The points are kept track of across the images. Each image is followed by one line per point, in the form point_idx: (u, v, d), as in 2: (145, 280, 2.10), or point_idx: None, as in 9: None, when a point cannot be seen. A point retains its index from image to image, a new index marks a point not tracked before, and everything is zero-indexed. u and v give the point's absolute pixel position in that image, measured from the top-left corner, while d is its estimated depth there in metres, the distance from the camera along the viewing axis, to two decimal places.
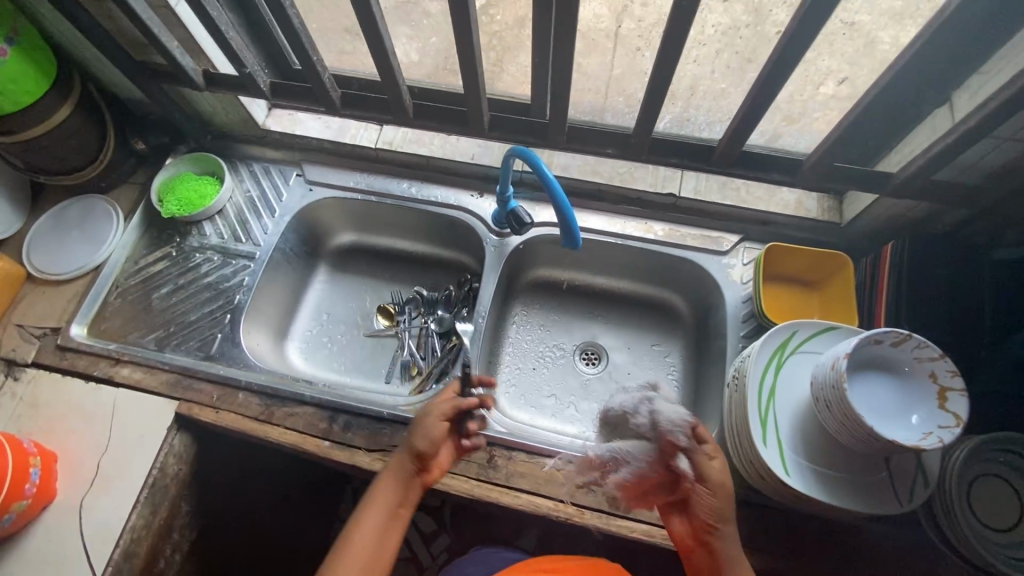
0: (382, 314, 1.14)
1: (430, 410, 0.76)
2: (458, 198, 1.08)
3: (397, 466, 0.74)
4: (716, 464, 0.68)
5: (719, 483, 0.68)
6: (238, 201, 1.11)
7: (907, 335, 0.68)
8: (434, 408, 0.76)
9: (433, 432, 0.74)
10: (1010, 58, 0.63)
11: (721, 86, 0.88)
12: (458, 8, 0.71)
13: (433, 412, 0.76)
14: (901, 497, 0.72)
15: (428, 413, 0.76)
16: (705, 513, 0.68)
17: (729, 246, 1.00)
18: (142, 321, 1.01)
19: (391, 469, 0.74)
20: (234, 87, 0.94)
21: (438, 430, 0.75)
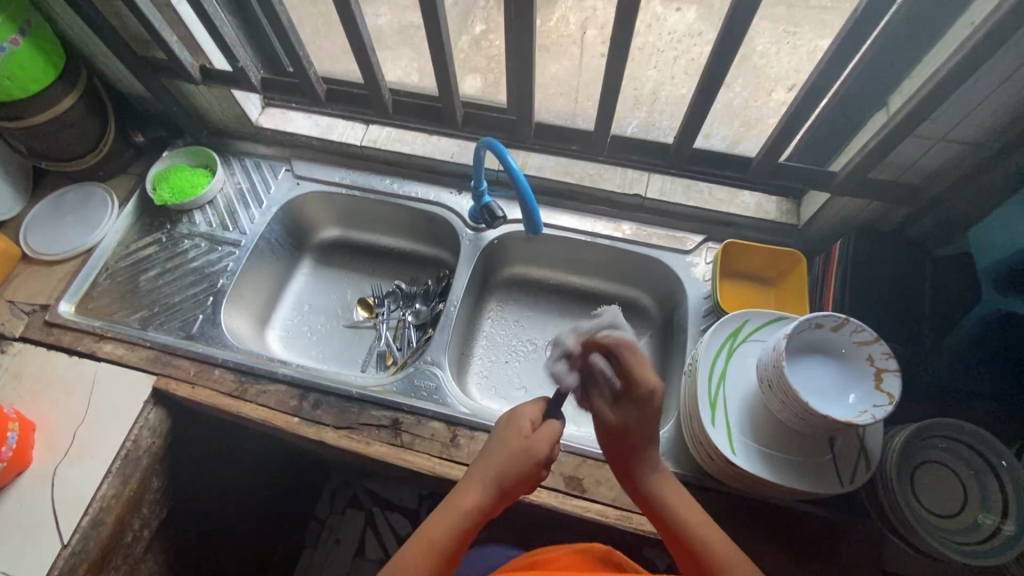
0: (362, 306, 1.18)
1: (519, 439, 0.67)
2: (437, 195, 1.14)
3: (476, 488, 0.66)
4: (645, 375, 0.63)
5: (648, 394, 0.63)
6: (229, 193, 1.16)
7: (846, 320, 0.70)
8: (525, 437, 0.67)
9: (523, 465, 0.66)
10: (930, 61, 0.68)
11: (682, 91, 1.01)
12: (429, 7, 0.78)
13: (523, 439, 0.67)
14: (844, 479, 0.74)
15: (522, 440, 0.67)
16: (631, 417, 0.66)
17: (692, 246, 1.04)
18: (127, 302, 1.05)
19: (467, 487, 0.66)
20: (227, 82, 1.01)
21: (531, 466, 0.66)
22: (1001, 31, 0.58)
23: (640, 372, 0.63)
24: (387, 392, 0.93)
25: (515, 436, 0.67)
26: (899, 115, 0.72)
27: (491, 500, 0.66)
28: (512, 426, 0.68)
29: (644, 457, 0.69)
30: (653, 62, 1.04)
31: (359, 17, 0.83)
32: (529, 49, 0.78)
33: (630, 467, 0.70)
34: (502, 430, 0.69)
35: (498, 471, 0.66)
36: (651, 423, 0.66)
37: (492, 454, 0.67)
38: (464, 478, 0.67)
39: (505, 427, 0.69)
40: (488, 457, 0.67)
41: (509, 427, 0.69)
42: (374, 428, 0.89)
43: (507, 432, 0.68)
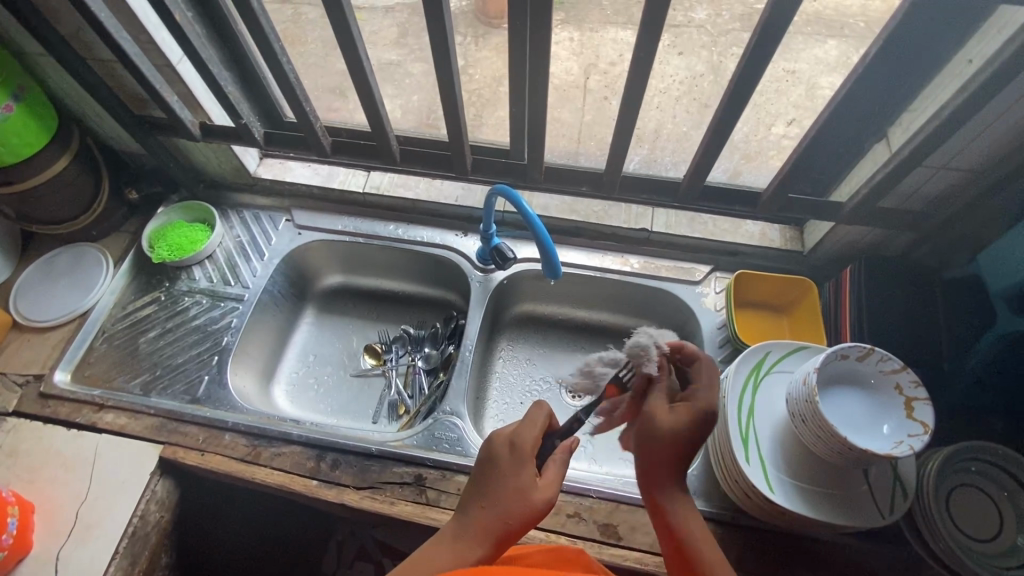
0: (369, 354, 1.15)
1: (523, 480, 0.61)
2: (443, 237, 1.13)
3: (479, 538, 0.58)
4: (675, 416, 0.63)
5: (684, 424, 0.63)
6: (228, 246, 1.14)
7: (871, 350, 0.71)
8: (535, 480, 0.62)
9: (525, 513, 0.59)
10: (929, 97, 0.71)
11: (683, 128, 1.04)
12: (442, 60, 0.79)
13: (525, 484, 0.61)
14: (883, 509, 0.74)
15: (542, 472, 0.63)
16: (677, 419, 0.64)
17: (701, 276, 1.05)
18: (127, 366, 1.01)
19: (466, 538, 0.58)
20: (229, 137, 1.00)
21: (535, 514, 0.60)
22: (1003, 71, 0.61)
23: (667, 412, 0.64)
24: (407, 446, 0.90)
25: (514, 478, 0.61)
26: (904, 148, 0.74)
27: (494, 546, 0.59)
28: (509, 463, 0.62)
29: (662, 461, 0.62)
30: (653, 101, 1.07)
31: (369, 72, 0.84)
32: (542, 97, 0.79)
33: (652, 477, 0.63)
34: (500, 471, 0.62)
35: (501, 520, 0.59)
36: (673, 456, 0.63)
37: (493, 499, 0.60)
38: (466, 524, 0.59)
39: (504, 465, 0.62)
40: (489, 501, 0.60)
41: (512, 465, 0.62)
42: (397, 486, 0.87)
43: (508, 473, 0.61)
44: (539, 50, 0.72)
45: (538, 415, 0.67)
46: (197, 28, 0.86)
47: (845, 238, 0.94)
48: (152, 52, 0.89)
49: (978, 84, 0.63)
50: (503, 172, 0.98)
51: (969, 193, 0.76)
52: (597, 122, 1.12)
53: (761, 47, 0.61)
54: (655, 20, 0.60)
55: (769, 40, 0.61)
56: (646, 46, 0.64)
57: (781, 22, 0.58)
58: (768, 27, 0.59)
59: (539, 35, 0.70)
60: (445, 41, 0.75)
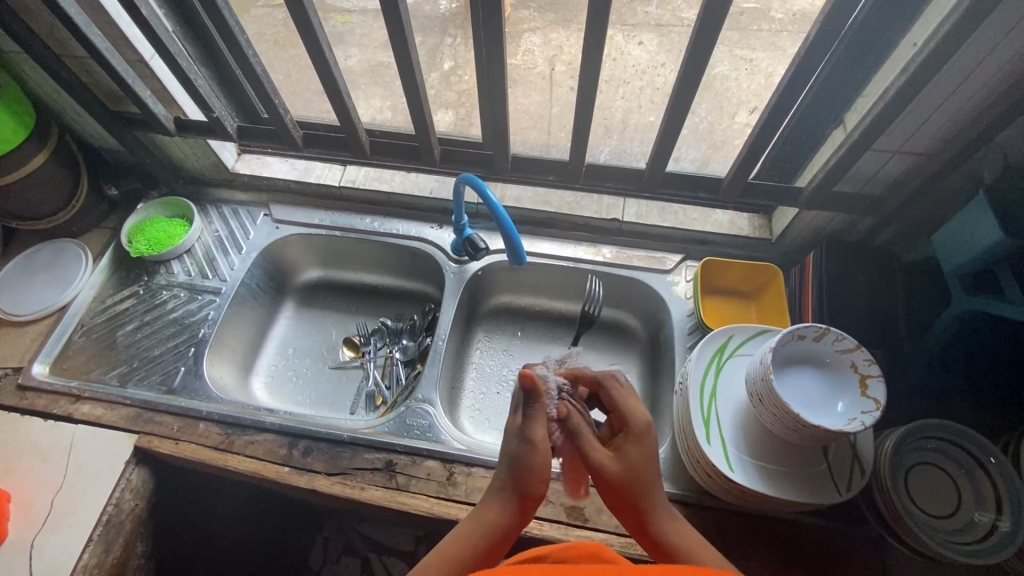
0: (347, 346, 1.16)
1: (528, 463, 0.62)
2: (418, 230, 1.14)
3: (485, 525, 0.60)
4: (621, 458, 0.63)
5: (644, 428, 0.65)
6: (207, 241, 1.15)
7: (826, 329, 0.72)
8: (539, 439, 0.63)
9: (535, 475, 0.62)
10: (879, 81, 0.73)
11: (649, 118, 1.06)
12: (402, 53, 0.80)
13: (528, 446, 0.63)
14: (841, 487, 0.75)
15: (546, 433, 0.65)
16: (628, 458, 0.63)
17: (672, 265, 1.07)
18: (105, 358, 1.02)
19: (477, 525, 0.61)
20: (204, 132, 1.02)
21: (541, 473, 0.62)
22: (940, 52, 0.62)
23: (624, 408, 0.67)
24: (379, 433, 0.91)
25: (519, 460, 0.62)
26: (856, 132, 0.76)
27: (506, 530, 0.61)
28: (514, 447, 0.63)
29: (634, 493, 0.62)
30: (622, 93, 1.08)
31: (333, 64, 0.85)
32: (502, 86, 0.80)
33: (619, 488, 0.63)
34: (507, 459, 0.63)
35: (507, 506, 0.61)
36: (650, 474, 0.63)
37: (498, 489, 0.63)
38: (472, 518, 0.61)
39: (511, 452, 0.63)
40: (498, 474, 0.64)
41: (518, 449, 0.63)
42: (368, 472, 0.88)
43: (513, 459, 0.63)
44: (495, 42, 0.74)
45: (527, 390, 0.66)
46: (166, 24, 0.87)
47: (809, 223, 0.95)
48: (124, 48, 0.90)
49: (918, 65, 0.64)
50: (472, 162, 1.00)
51: (923, 175, 0.77)
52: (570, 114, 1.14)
53: (705, 33, 0.63)
54: (601, 6, 0.62)
55: (711, 27, 0.62)
56: (595, 34, 0.65)
57: (720, 8, 0.60)
58: (709, 13, 0.61)
59: (493, 25, 0.71)
60: (403, 33, 0.77)
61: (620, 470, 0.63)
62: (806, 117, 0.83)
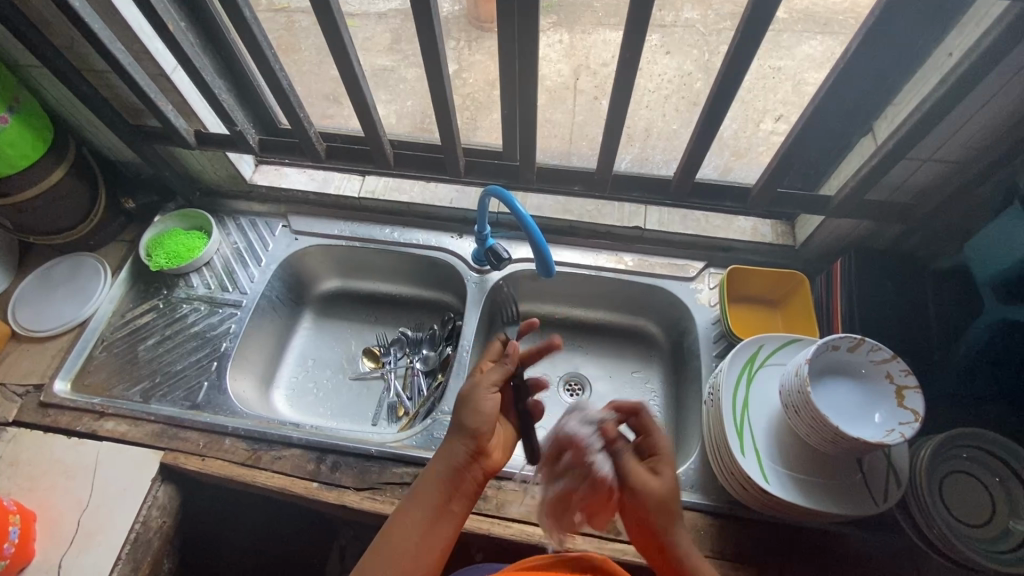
0: (368, 357, 1.15)
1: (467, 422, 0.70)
2: (438, 240, 1.14)
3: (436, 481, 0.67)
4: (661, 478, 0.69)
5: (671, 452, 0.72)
6: (226, 253, 1.14)
7: (861, 340, 0.72)
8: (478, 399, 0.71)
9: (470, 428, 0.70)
10: (913, 91, 0.72)
11: (673, 127, 1.06)
12: (432, 65, 0.80)
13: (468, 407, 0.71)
14: (878, 498, 0.75)
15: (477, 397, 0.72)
16: (665, 483, 0.69)
17: (695, 273, 1.06)
18: (127, 374, 1.02)
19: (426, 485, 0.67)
20: (224, 144, 1.01)
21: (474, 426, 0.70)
22: (982, 63, 0.62)
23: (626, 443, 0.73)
24: (406, 447, 0.91)
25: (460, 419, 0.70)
26: (890, 141, 0.75)
27: (455, 483, 0.68)
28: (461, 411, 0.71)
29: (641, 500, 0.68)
30: (643, 101, 1.08)
31: (361, 77, 0.85)
32: (533, 97, 0.80)
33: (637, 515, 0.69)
34: (455, 421, 0.72)
35: (452, 466, 0.68)
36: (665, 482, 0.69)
37: (447, 451, 0.69)
38: (424, 476, 0.69)
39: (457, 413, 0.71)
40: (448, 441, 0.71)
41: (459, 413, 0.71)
42: (397, 487, 0.87)
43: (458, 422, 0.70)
44: (528, 53, 0.73)
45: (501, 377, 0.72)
46: (191, 38, 0.87)
47: (835, 230, 0.95)
48: (146, 62, 0.90)
49: (958, 76, 0.64)
50: (495, 172, 0.99)
51: (956, 184, 0.77)
52: (590, 122, 1.14)
53: (744, 45, 0.63)
54: (641, 19, 0.62)
55: (751, 39, 0.62)
56: (632, 46, 0.65)
57: (762, 21, 0.60)
58: (750, 25, 0.61)
59: (528, 38, 0.71)
60: (435, 45, 0.77)
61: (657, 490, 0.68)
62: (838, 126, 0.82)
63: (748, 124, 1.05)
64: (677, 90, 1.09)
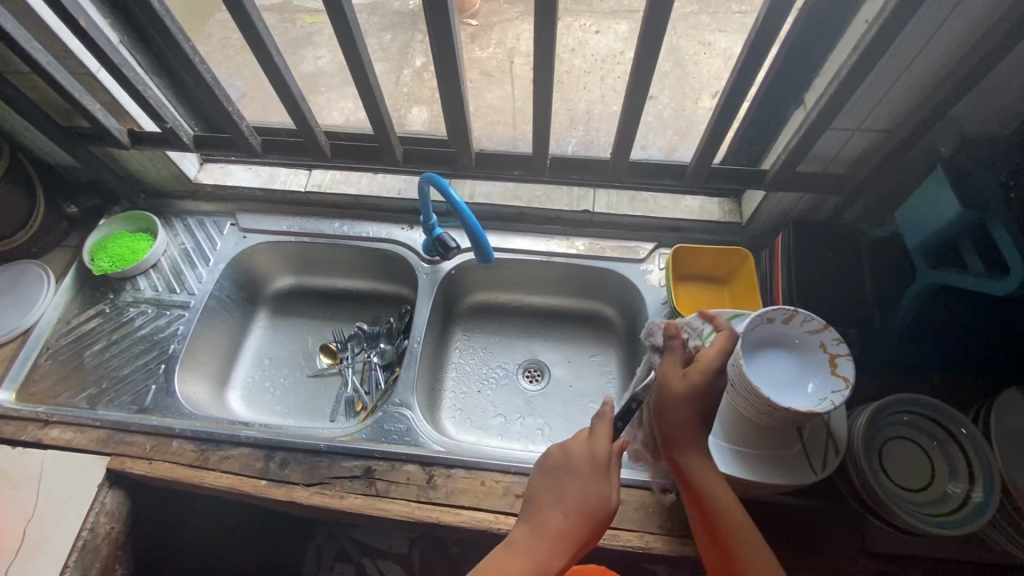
0: (325, 354, 1.14)
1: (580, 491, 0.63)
2: (388, 232, 1.13)
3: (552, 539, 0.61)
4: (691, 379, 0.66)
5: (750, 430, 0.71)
6: (173, 254, 1.13)
7: (794, 311, 0.73)
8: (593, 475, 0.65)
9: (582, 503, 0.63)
10: (833, 61, 0.73)
11: (613, 108, 1.05)
12: (350, 53, 0.79)
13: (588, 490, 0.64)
14: (816, 467, 0.76)
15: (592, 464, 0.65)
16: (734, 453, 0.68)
17: (645, 254, 1.06)
18: (72, 381, 1.00)
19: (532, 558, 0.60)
20: (158, 143, 0.99)
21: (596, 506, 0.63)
22: (888, 28, 0.62)
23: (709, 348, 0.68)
24: (355, 440, 0.91)
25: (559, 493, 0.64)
26: (814, 112, 0.75)
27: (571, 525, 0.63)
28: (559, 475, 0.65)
29: (682, 427, 0.65)
30: (583, 83, 1.08)
31: (284, 67, 0.84)
32: (456, 81, 0.79)
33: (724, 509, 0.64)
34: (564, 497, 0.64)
35: (583, 527, 0.62)
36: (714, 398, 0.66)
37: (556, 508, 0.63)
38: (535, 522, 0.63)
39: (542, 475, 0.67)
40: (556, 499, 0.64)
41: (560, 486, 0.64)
42: (347, 480, 0.87)
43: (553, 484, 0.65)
44: (444, 36, 0.72)
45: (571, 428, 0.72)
46: (114, 35, 0.86)
47: (776, 204, 0.96)
48: (68, 62, 0.88)
49: (870, 43, 0.64)
50: (435, 160, 0.98)
51: (883, 152, 0.77)
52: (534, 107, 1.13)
53: (654, 18, 0.62)
54: None
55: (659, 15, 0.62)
56: (544, 24, 0.64)
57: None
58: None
59: (439, 20, 0.70)
60: (350, 32, 0.76)
61: (684, 389, 0.65)
62: (768, 100, 0.82)
63: (690, 103, 1.05)
64: (619, 72, 1.09)
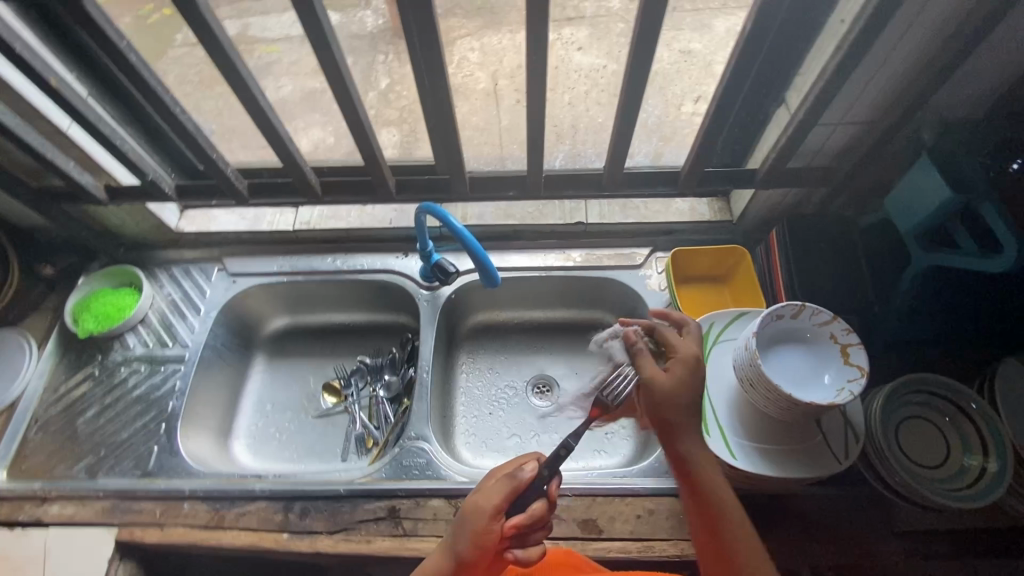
0: (329, 392, 1.10)
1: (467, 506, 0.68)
2: (384, 262, 1.11)
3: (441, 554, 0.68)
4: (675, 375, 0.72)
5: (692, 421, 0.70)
6: (161, 307, 1.09)
7: (802, 306, 0.74)
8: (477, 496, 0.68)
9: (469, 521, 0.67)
10: (813, 61, 0.75)
11: (599, 120, 1.07)
12: (337, 87, 0.78)
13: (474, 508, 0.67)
14: (839, 455, 0.77)
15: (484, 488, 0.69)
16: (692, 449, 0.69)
17: (643, 259, 1.07)
18: (68, 452, 0.95)
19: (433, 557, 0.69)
20: (138, 196, 0.96)
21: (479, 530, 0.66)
22: (870, 25, 0.64)
23: (668, 368, 0.72)
24: (375, 480, 0.89)
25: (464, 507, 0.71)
26: (800, 111, 0.77)
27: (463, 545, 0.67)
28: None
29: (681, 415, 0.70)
30: (566, 99, 1.09)
31: (268, 107, 0.83)
32: (446, 106, 0.80)
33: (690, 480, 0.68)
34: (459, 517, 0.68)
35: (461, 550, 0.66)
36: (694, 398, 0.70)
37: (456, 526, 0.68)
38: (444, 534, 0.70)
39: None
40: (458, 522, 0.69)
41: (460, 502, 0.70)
42: (372, 523, 0.85)
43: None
44: (434, 64, 0.73)
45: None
46: (83, 89, 0.82)
47: (766, 201, 0.98)
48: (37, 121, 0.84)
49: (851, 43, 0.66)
50: (427, 188, 0.98)
51: (867, 144, 0.80)
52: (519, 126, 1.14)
53: (649, 23, 0.65)
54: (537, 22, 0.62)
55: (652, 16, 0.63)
56: (535, 40, 0.66)
57: None
58: None
59: (430, 51, 0.71)
60: (336, 66, 0.75)
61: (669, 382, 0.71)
62: (752, 101, 0.84)
63: (672, 107, 1.07)
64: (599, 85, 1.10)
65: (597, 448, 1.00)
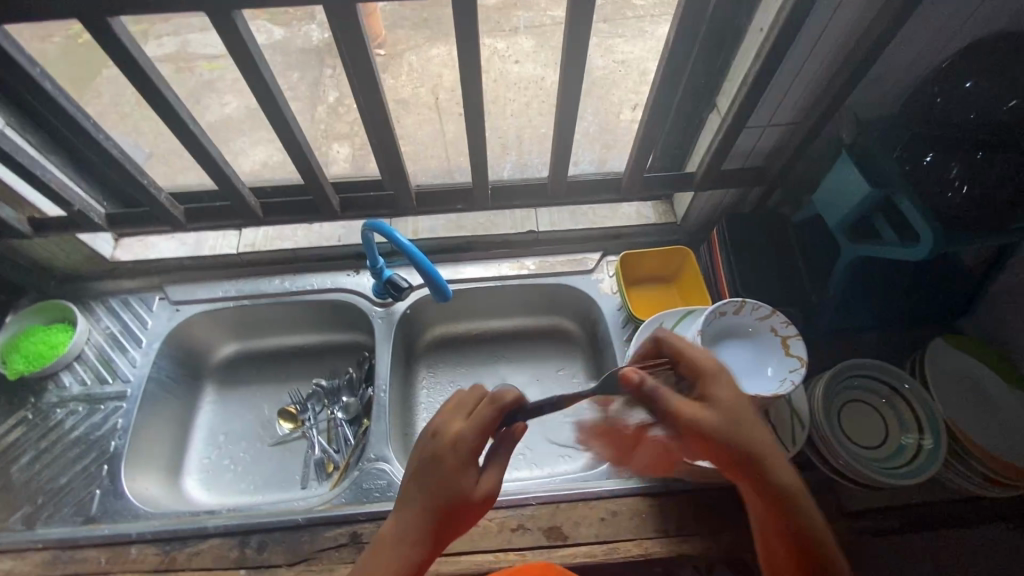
0: (284, 418, 1.07)
1: (457, 501, 0.58)
2: (335, 281, 1.09)
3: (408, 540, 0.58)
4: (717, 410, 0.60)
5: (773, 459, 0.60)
6: (98, 341, 1.03)
7: (743, 301, 0.77)
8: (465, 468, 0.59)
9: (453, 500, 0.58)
10: (737, 68, 0.78)
11: (542, 130, 1.08)
12: (270, 107, 0.77)
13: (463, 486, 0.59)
14: (787, 443, 0.80)
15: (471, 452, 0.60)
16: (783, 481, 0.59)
17: (594, 264, 1.09)
18: (2, 503, 0.90)
19: (401, 542, 0.58)
20: (65, 227, 0.92)
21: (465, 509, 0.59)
22: (784, 33, 0.67)
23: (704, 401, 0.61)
24: (334, 507, 0.86)
25: (444, 485, 0.58)
26: (729, 116, 0.81)
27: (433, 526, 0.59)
28: (446, 466, 0.59)
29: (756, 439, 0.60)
30: (509, 110, 1.10)
31: (199, 130, 0.80)
32: (384, 123, 0.80)
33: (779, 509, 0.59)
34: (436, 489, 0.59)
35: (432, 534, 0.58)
36: (752, 429, 0.60)
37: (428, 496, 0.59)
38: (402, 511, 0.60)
39: (428, 457, 0.60)
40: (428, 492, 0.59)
41: (438, 487, 0.58)
42: (334, 550, 0.82)
43: (431, 464, 0.60)
44: (367, 81, 0.73)
45: (471, 396, 0.64)
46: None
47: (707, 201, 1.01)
48: None
49: (768, 50, 0.69)
50: (373, 205, 0.97)
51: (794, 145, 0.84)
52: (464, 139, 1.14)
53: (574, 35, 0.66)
54: None
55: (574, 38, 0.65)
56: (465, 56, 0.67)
57: None
58: None
59: (362, 68, 0.71)
60: (268, 87, 0.74)
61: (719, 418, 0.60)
62: (685, 107, 0.87)
63: (613, 115, 1.09)
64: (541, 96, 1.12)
65: (560, 453, 1.01)
